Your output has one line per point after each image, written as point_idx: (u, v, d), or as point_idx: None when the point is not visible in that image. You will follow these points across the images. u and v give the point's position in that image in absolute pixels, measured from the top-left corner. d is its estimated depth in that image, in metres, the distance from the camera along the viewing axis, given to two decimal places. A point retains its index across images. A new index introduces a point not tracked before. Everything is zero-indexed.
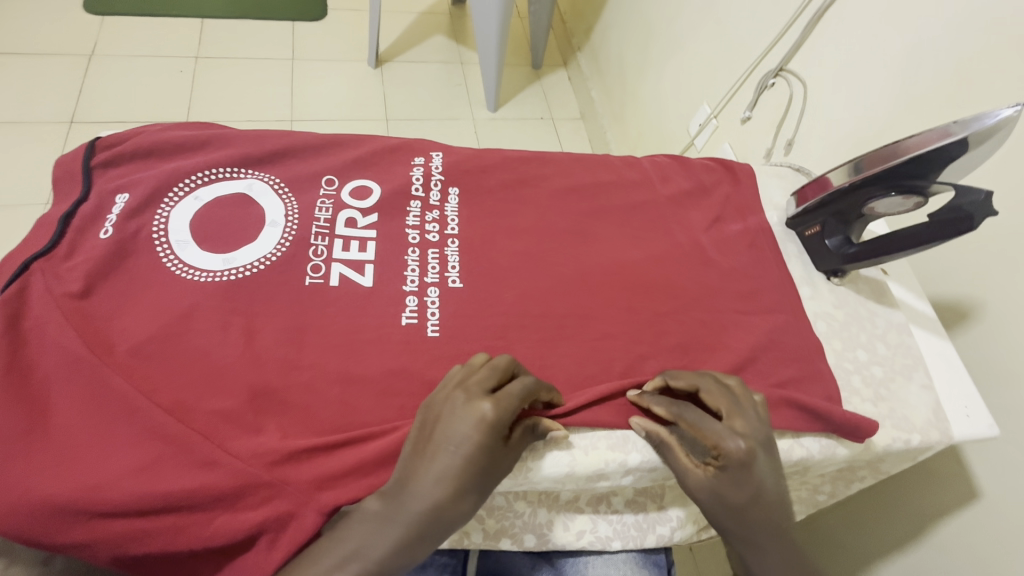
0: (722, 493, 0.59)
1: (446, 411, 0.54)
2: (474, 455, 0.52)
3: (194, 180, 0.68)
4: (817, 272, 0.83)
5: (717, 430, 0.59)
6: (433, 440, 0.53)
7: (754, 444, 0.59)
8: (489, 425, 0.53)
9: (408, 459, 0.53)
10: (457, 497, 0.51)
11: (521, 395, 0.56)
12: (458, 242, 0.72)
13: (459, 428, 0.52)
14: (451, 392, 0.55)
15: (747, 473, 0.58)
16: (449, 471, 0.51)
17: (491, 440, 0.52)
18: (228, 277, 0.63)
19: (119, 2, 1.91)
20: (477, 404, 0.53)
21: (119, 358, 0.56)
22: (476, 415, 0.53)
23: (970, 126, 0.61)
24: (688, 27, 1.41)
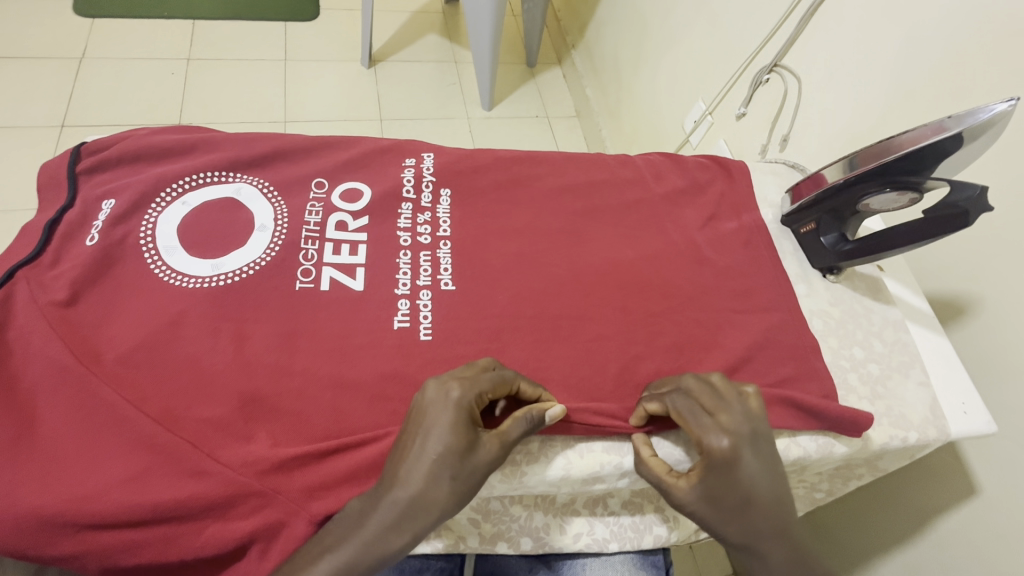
0: (708, 495, 0.57)
1: (419, 399, 0.53)
2: (447, 445, 0.50)
3: (182, 185, 0.68)
4: (812, 269, 0.82)
5: (699, 424, 0.58)
6: (408, 431, 0.52)
7: (739, 438, 0.57)
8: (455, 407, 0.51)
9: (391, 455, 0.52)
10: (432, 492, 0.49)
11: (494, 382, 0.55)
12: (450, 244, 0.72)
13: (428, 414, 0.52)
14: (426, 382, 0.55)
15: (732, 471, 0.56)
16: (420, 463, 0.50)
17: (459, 423, 0.51)
18: (217, 283, 0.62)
19: (109, 5, 1.90)
20: (445, 386, 0.53)
21: (106, 367, 0.55)
22: (443, 399, 0.52)
23: (964, 121, 0.61)
24: (682, 24, 1.40)
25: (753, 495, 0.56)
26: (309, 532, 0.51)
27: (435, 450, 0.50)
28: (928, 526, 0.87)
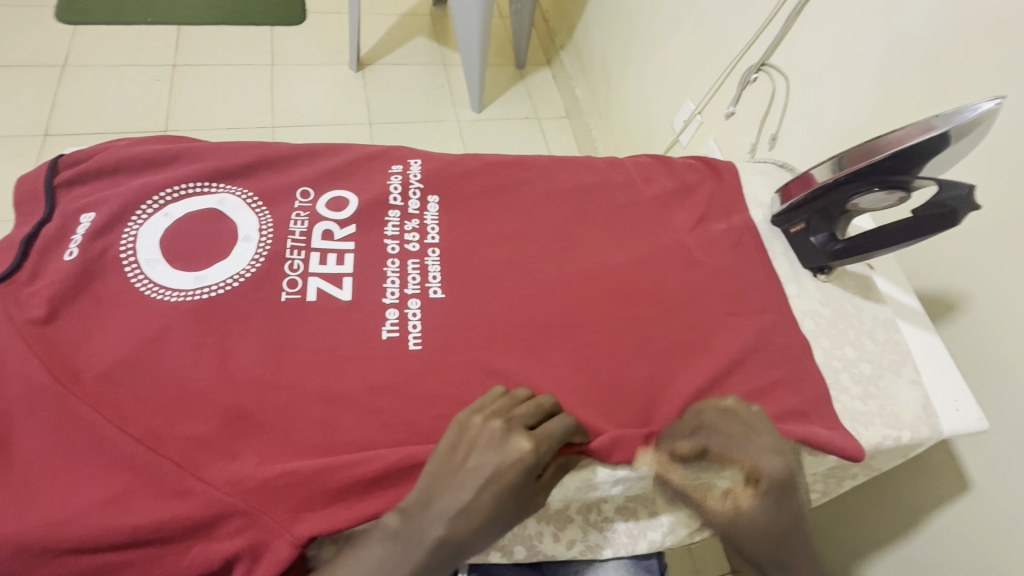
0: (770, 517, 0.60)
1: (483, 441, 0.54)
2: (505, 493, 0.53)
3: (163, 196, 0.66)
4: (803, 269, 0.82)
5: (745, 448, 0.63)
6: (464, 469, 0.53)
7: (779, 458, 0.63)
8: (525, 465, 0.54)
9: (436, 480, 0.53)
10: (477, 532, 0.52)
11: (559, 435, 0.57)
12: (438, 251, 0.71)
13: (495, 464, 0.53)
14: (490, 422, 0.55)
15: (784, 487, 0.61)
16: (476, 506, 0.52)
17: (519, 483, 0.53)
18: (201, 297, 0.61)
19: (91, 11, 1.87)
20: (517, 442, 0.54)
21: (87, 386, 0.54)
22: (514, 452, 0.53)
23: (951, 120, 0.61)
24: (669, 24, 1.40)
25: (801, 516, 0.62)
26: (296, 552, 0.50)
27: (494, 497, 0.52)
28: (922, 521, 0.87)
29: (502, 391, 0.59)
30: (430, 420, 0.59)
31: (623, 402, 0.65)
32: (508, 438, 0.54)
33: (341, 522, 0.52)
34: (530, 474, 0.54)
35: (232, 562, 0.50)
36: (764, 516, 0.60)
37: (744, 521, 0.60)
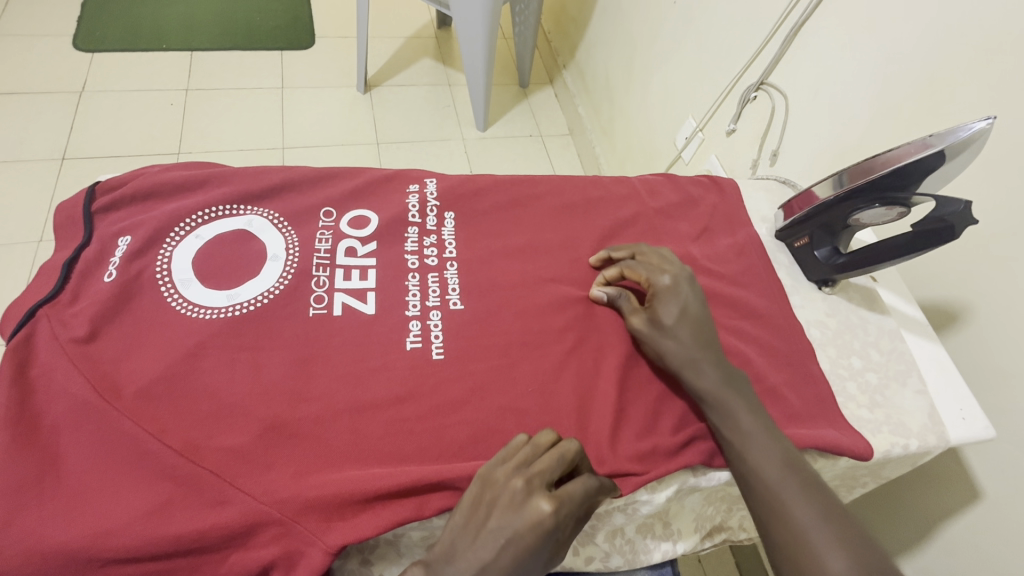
0: (659, 320, 0.68)
1: (503, 498, 0.54)
2: (523, 557, 0.52)
3: (195, 219, 0.69)
4: (807, 281, 0.85)
5: (664, 274, 0.72)
6: (485, 527, 0.53)
7: (686, 278, 0.72)
8: (544, 528, 0.53)
9: (457, 536, 0.53)
10: None
11: (581, 495, 0.56)
12: (457, 265, 0.74)
13: (514, 525, 0.53)
14: (511, 478, 0.55)
15: (672, 297, 0.70)
16: (495, 566, 0.52)
17: (537, 545, 0.53)
18: (233, 313, 0.64)
19: (108, 39, 1.94)
20: (537, 502, 0.53)
21: (130, 399, 0.56)
22: (534, 514, 0.53)
23: (947, 139, 0.64)
24: (669, 44, 1.45)
25: (711, 320, 0.70)
26: (329, 562, 0.52)
27: (512, 558, 0.52)
28: (935, 530, 0.89)
29: (525, 440, 0.59)
30: (454, 429, 0.61)
31: (641, 412, 0.67)
32: (528, 498, 0.54)
33: (369, 535, 0.54)
34: (546, 537, 0.53)
35: (268, 569, 0.52)
36: (695, 334, 0.67)
37: (682, 331, 0.67)
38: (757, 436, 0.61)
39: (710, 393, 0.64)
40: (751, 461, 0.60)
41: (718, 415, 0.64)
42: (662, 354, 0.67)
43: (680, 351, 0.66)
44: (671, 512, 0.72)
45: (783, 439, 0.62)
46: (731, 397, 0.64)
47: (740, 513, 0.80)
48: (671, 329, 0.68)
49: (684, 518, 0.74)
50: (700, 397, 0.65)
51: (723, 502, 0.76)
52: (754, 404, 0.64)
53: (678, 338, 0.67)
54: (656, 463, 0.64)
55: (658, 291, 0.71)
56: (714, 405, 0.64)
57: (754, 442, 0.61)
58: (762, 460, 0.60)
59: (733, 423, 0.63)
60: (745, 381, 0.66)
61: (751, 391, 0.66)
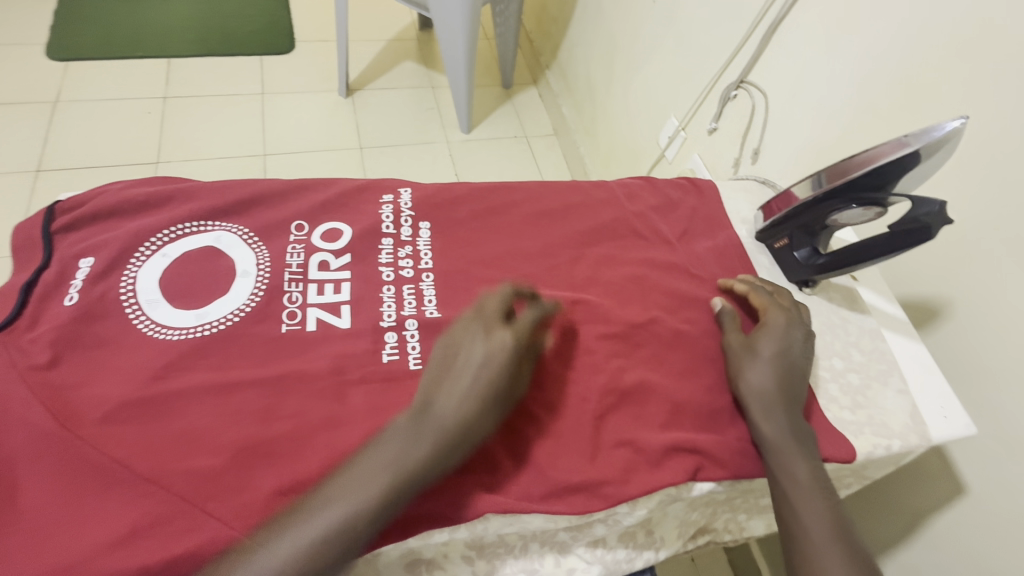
0: (755, 345, 0.69)
1: (465, 337, 0.61)
2: (497, 378, 0.58)
3: (161, 238, 0.68)
4: (788, 282, 0.84)
5: (786, 311, 0.73)
6: (455, 364, 0.59)
7: (799, 328, 0.71)
8: (508, 344, 0.60)
9: (432, 382, 0.59)
10: (484, 409, 0.57)
11: (530, 316, 0.64)
12: (432, 276, 0.72)
13: (479, 347, 0.59)
14: (468, 323, 0.63)
15: (782, 333, 0.70)
16: (474, 388, 0.57)
17: (505, 357, 0.59)
18: (202, 334, 0.62)
19: (81, 47, 1.90)
20: (493, 326, 0.61)
21: (94, 427, 0.54)
22: (495, 335, 0.60)
23: (922, 139, 0.64)
24: (649, 43, 1.45)
25: (809, 377, 0.69)
26: None
27: (487, 374, 0.58)
28: (921, 527, 0.89)
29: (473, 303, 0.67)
30: None
31: (621, 422, 0.66)
32: (487, 328, 0.61)
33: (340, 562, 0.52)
34: (513, 360, 0.60)
35: None
36: (782, 375, 0.67)
37: (775, 367, 0.67)
38: (810, 494, 0.60)
39: (773, 441, 0.63)
40: (801, 519, 0.59)
41: (777, 464, 0.62)
42: (740, 377, 0.68)
43: (763, 382, 0.66)
44: (654, 519, 0.72)
45: (838, 508, 0.60)
46: (794, 452, 0.62)
47: (725, 516, 0.80)
48: (765, 359, 0.68)
49: (668, 525, 0.74)
50: (763, 443, 0.64)
51: (707, 508, 0.75)
52: (817, 464, 0.62)
53: (768, 371, 0.67)
54: (638, 474, 0.63)
55: (769, 322, 0.71)
56: (773, 453, 0.63)
57: (805, 498, 0.60)
58: (813, 521, 0.58)
59: (790, 475, 0.61)
60: (814, 442, 0.64)
61: (816, 452, 0.64)
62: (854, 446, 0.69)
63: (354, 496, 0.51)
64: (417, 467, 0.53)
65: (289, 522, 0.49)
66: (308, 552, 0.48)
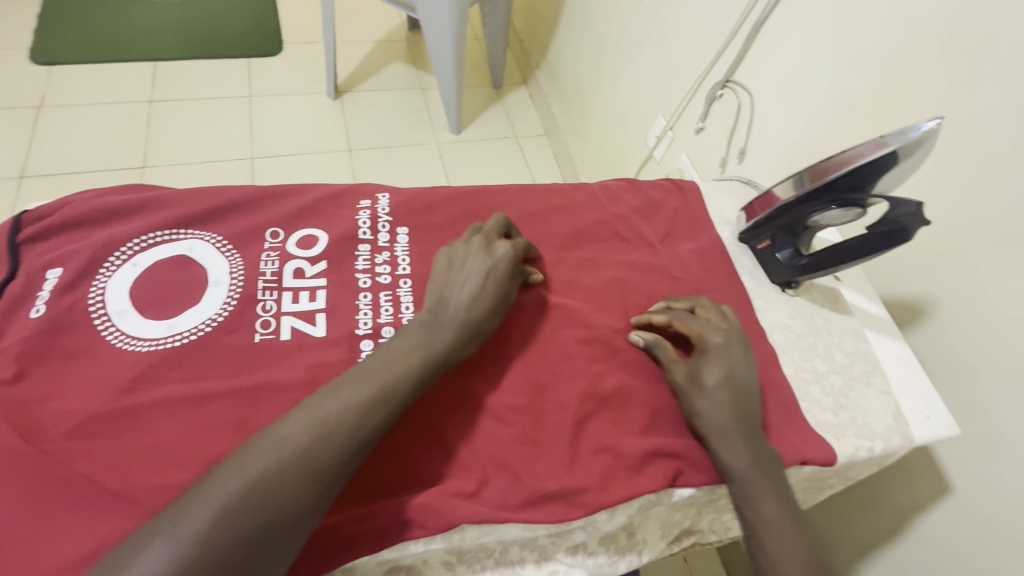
0: (699, 378, 0.66)
1: (469, 250, 0.69)
2: (501, 282, 0.68)
3: (132, 247, 0.67)
4: (771, 284, 0.84)
5: (720, 328, 0.70)
6: (461, 272, 0.67)
7: (738, 341, 0.69)
8: (511, 257, 0.70)
9: (440, 289, 0.66)
10: (491, 311, 0.66)
11: (525, 241, 0.74)
12: (410, 281, 0.71)
13: (485, 259, 0.68)
14: (470, 240, 0.70)
15: (724, 357, 0.67)
16: (482, 294, 0.66)
17: (506, 269, 0.69)
18: (173, 344, 0.62)
19: (66, 51, 1.88)
20: (495, 244, 0.70)
21: (59, 441, 0.54)
22: (498, 251, 0.69)
23: (900, 138, 0.63)
24: (636, 43, 1.44)
25: (757, 392, 0.67)
26: None
27: (493, 280, 0.67)
28: (908, 525, 0.89)
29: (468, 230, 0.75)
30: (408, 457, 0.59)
31: (601, 428, 0.65)
32: (490, 245, 0.70)
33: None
34: (512, 268, 0.69)
35: None
36: (733, 402, 0.65)
37: (722, 397, 0.65)
38: (780, 527, 0.60)
39: (741, 472, 0.62)
40: (771, 551, 0.59)
41: (743, 496, 0.62)
42: (694, 413, 0.65)
43: (715, 416, 0.64)
44: (636, 522, 0.71)
45: (805, 533, 0.61)
46: (760, 482, 0.62)
47: (710, 516, 0.79)
48: (711, 390, 0.65)
49: (650, 527, 0.73)
50: (727, 472, 0.63)
51: (690, 509, 0.75)
52: (783, 490, 0.62)
53: (716, 401, 0.64)
54: (617, 480, 0.62)
55: (710, 348, 0.68)
56: (740, 485, 0.62)
57: (774, 532, 0.60)
58: (782, 553, 0.59)
59: (756, 506, 0.61)
60: (778, 464, 0.64)
61: (781, 473, 0.64)
62: (835, 450, 0.69)
63: (382, 375, 0.57)
64: (439, 349, 0.61)
65: (322, 398, 0.54)
66: (343, 421, 0.53)
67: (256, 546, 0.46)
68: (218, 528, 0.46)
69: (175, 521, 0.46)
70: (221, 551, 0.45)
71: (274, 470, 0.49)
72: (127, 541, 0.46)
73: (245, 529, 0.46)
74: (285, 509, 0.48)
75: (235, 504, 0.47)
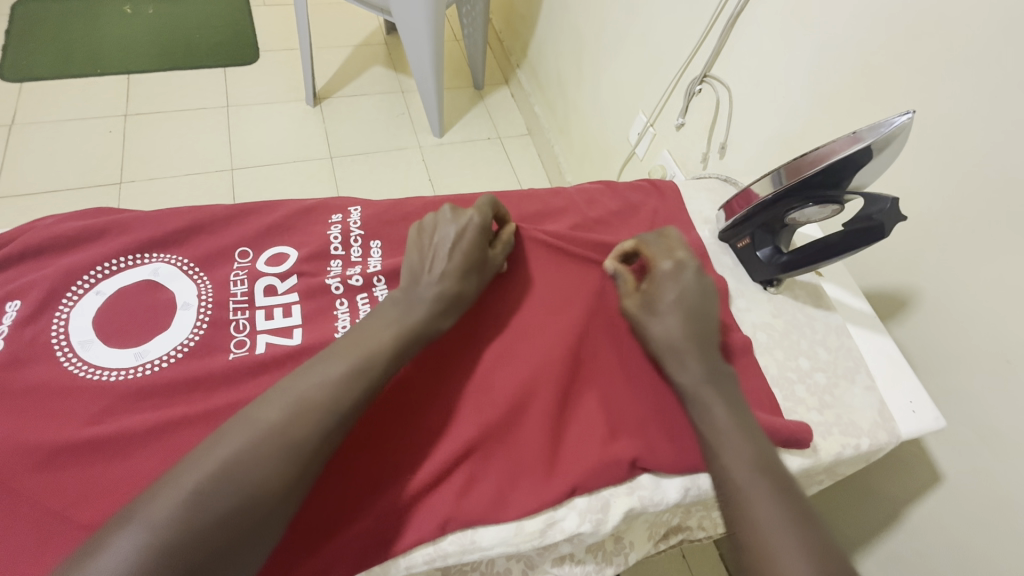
0: (649, 302, 0.69)
1: (438, 221, 0.69)
2: (471, 250, 0.67)
3: (95, 275, 0.65)
4: (753, 282, 0.84)
5: (677, 259, 0.71)
6: (430, 245, 0.67)
7: (692, 270, 0.70)
8: (478, 223, 0.68)
9: (413, 262, 0.66)
10: (463, 280, 0.65)
11: (490, 206, 0.72)
12: (383, 279, 0.70)
13: (450, 228, 0.67)
14: (438, 213, 0.70)
15: (672, 285, 0.69)
16: (452, 263, 0.65)
17: (474, 237, 0.67)
18: (141, 373, 0.60)
19: (37, 67, 1.84)
20: (461, 213, 0.69)
21: (26, 476, 0.52)
22: (465, 217, 0.68)
23: (874, 133, 0.62)
24: (614, 41, 1.43)
25: (711, 316, 0.69)
26: None
27: (462, 249, 0.66)
28: (902, 515, 0.89)
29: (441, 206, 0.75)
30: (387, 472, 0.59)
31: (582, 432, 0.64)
32: (456, 213, 0.69)
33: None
34: (484, 231, 0.69)
35: None
36: (686, 322, 0.66)
37: (668, 318, 0.67)
38: (733, 436, 0.59)
39: (689, 386, 0.63)
40: (723, 458, 0.58)
41: (696, 409, 0.62)
42: (647, 337, 0.67)
43: (662, 335, 0.66)
44: (622, 529, 0.70)
45: (760, 440, 0.59)
46: (709, 393, 0.62)
47: (699, 514, 0.77)
48: (663, 309, 0.68)
49: (638, 531, 0.72)
50: (679, 390, 0.64)
51: (678, 510, 0.73)
52: (735, 402, 0.62)
53: (666, 322, 0.67)
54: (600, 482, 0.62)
55: (658, 272, 0.70)
56: (692, 399, 0.63)
57: (726, 440, 0.59)
58: (734, 458, 0.58)
59: (708, 416, 0.61)
60: (730, 380, 0.65)
61: (734, 388, 0.64)
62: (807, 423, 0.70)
63: (359, 351, 0.56)
64: (414, 323, 0.60)
65: (296, 378, 0.54)
66: (321, 398, 0.52)
67: (235, 530, 0.45)
68: (193, 513, 0.44)
69: (147, 511, 0.44)
70: (199, 538, 0.43)
71: (248, 452, 0.47)
72: (91, 544, 0.43)
73: (222, 510, 0.45)
74: (262, 489, 0.47)
75: (211, 488, 0.45)
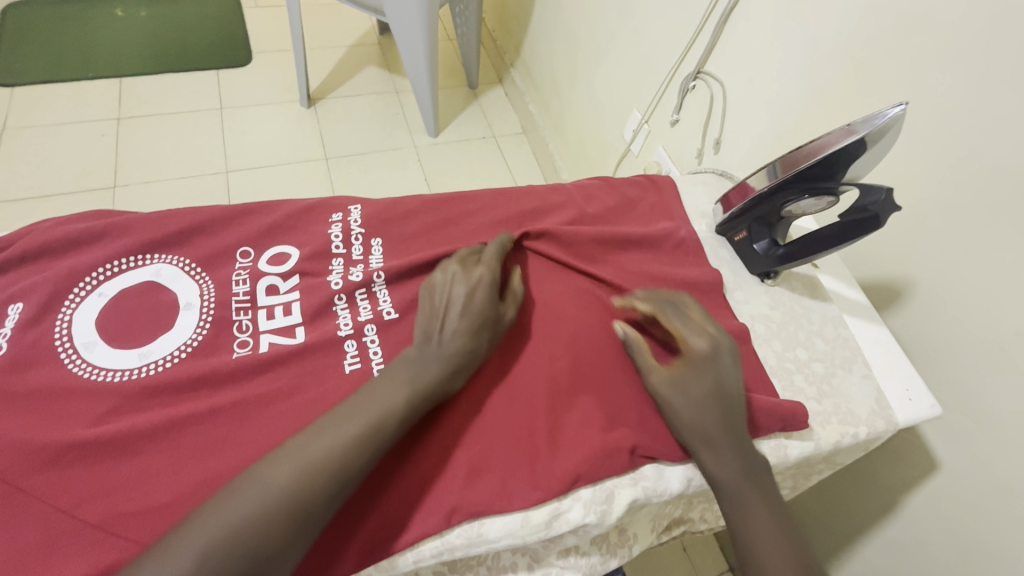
0: (683, 386, 0.65)
1: (449, 277, 0.66)
2: (484, 308, 0.64)
3: (96, 277, 0.65)
4: (750, 275, 0.85)
5: (708, 335, 0.68)
6: (439, 302, 0.64)
7: (723, 349, 0.67)
8: (489, 280, 0.66)
9: (427, 321, 0.63)
10: (475, 339, 0.63)
11: (498, 253, 0.71)
12: (384, 274, 0.69)
13: (460, 285, 0.65)
14: (448, 267, 0.67)
15: (709, 368, 0.66)
16: (464, 322, 0.63)
17: (487, 293, 0.65)
18: (146, 373, 0.60)
19: (28, 70, 1.83)
20: (473, 269, 0.67)
21: (34, 476, 0.52)
22: (477, 274, 0.66)
23: (868, 125, 0.63)
24: (608, 38, 1.44)
25: (743, 402, 0.66)
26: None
27: (476, 306, 0.63)
28: (900, 502, 0.90)
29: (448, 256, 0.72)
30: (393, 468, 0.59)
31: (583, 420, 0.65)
32: (468, 270, 0.67)
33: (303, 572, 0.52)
34: (495, 287, 0.66)
35: None
36: (727, 417, 0.63)
37: (707, 409, 0.63)
38: (768, 542, 0.59)
39: (728, 483, 0.62)
40: (758, 564, 0.59)
41: (730, 506, 0.62)
42: (680, 423, 0.64)
43: (699, 426, 0.63)
44: (626, 521, 0.71)
45: (795, 543, 0.60)
46: (750, 494, 0.61)
47: (701, 506, 0.79)
48: (699, 398, 0.64)
49: (641, 523, 0.73)
50: (714, 481, 0.62)
51: (680, 501, 0.74)
52: (773, 502, 0.62)
53: (704, 414, 0.63)
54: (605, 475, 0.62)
55: (691, 353, 0.66)
56: (727, 496, 0.62)
57: (765, 549, 0.59)
58: (770, 565, 0.58)
59: (745, 517, 0.61)
60: (768, 475, 0.63)
61: (772, 486, 0.63)
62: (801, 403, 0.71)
63: (370, 415, 0.55)
64: (425, 386, 0.58)
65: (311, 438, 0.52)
66: (335, 461, 0.51)
67: None
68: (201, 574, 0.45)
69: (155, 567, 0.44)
70: None
71: (261, 513, 0.48)
72: None
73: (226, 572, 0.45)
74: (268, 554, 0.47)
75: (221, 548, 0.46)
